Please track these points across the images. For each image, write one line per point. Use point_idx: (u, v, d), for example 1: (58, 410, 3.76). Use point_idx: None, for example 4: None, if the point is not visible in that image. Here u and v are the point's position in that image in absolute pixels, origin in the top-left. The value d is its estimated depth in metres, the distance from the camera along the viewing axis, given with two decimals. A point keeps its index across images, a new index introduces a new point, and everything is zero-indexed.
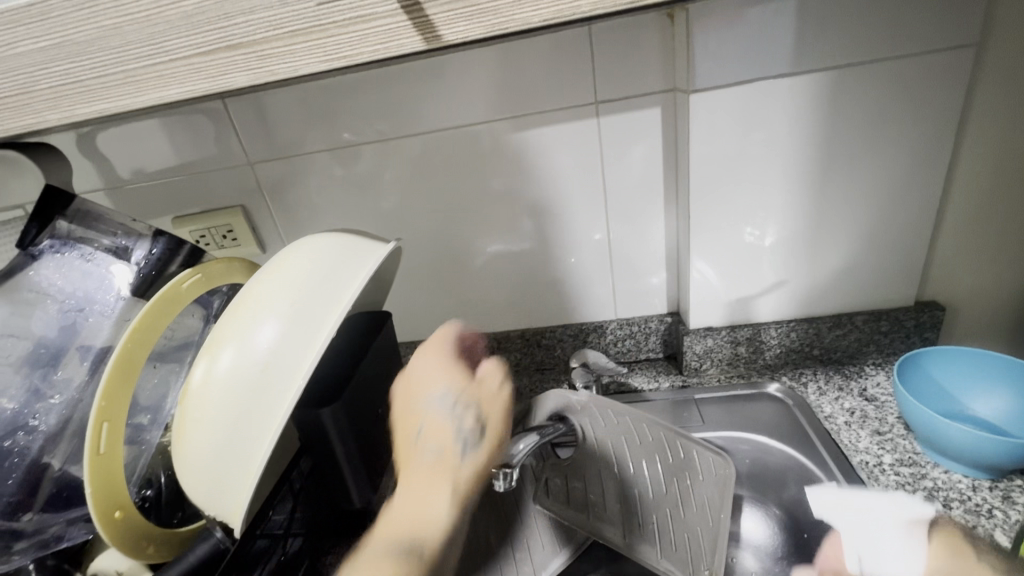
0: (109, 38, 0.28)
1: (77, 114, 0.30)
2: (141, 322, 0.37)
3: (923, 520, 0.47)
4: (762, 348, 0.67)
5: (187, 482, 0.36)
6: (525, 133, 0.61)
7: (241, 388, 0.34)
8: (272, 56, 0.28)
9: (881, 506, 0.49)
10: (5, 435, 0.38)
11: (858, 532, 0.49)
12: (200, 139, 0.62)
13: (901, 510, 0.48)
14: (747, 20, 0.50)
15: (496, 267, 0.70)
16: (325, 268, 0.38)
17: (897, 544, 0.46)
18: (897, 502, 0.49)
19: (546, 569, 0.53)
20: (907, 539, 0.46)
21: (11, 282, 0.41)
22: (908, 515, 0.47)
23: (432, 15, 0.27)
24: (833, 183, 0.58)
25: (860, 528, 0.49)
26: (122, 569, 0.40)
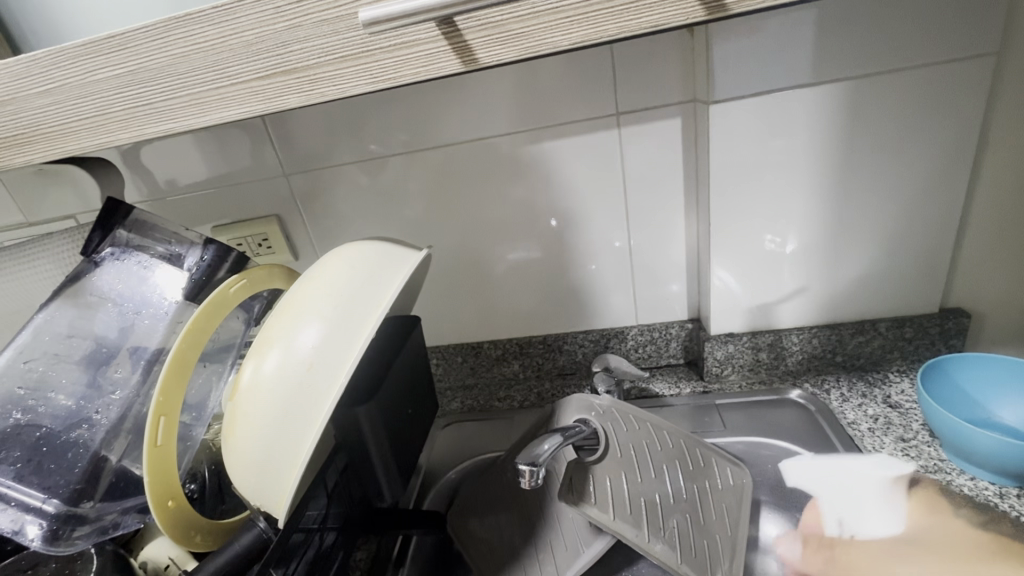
0: (178, 65, 0.31)
1: (145, 132, 0.33)
2: (196, 322, 0.40)
3: (900, 480, 0.52)
4: (784, 354, 0.68)
5: (236, 476, 0.38)
6: (548, 145, 0.63)
7: (288, 384, 0.37)
8: (322, 79, 0.31)
9: (866, 469, 0.54)
10: (69, 428, 0.40)
11: (843, 495, 0.53)
12: (239, 153, 0.66)
13: (882, 469, 0.53)
14: (768, 31, 0.51)
15: (518, 274, 0.72)
16: (363, 275, 0.40)
17: (877, 501, 0.52)
18: (879, 462, 0.54)
19: (571, 569, 0.51)
20: (885, 496, 0.52)
21: (79, 286, 0.45)
22: (891, 474, 0.53)
23: (469, 40, 0.29)
24: (852, 191, 0.58)
25: (841, 491, 0.54)
26: (172, 556, 0.43)
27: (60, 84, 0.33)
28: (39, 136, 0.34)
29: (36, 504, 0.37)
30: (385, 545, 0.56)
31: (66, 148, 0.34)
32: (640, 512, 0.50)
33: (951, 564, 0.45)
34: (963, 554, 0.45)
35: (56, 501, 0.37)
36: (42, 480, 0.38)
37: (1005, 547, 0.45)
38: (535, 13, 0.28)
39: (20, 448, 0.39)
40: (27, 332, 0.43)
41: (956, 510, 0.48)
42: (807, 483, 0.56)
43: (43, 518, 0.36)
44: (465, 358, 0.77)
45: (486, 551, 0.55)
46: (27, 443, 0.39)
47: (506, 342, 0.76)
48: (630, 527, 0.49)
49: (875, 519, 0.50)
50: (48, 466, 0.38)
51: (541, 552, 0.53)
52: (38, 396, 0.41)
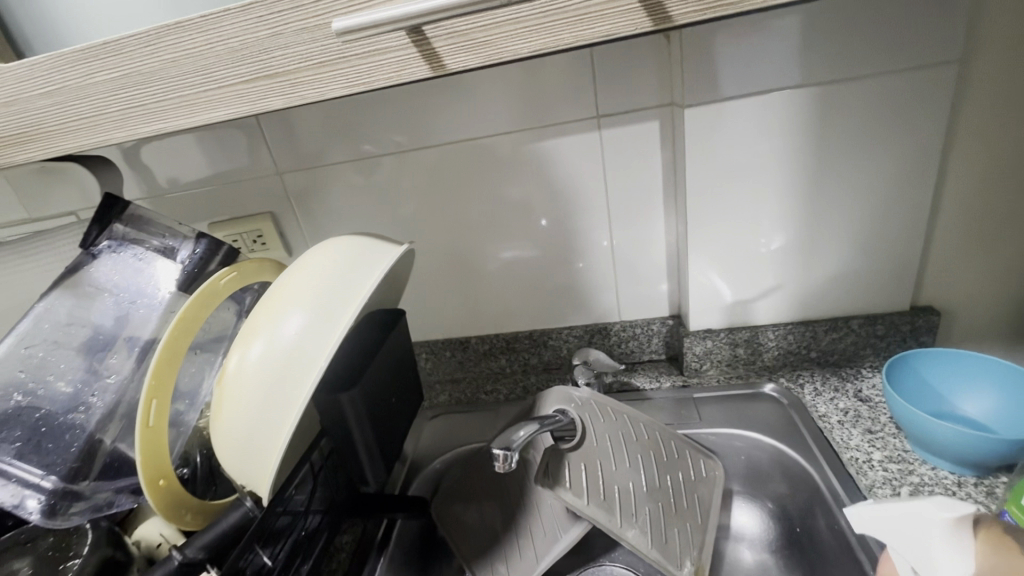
0: (169, 69, 0.33)
1: (138, 132, 0.35)
2: (187, 312, 0.42)
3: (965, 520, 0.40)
4: (761, 350, 0.70)
5: (223, 457, 0.40)
6: (533, 146, 0.65)
7: (272, 369, 0.39)
8: (302, 83, 0.32)
9: (923, 515, 0.42)
10: (67, 411, 0.42)
11: (905, 539, 0.42)
12: (236, 153, 0.68)
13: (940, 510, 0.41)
14: (737, 37, 0.53)
15: (505, 272, 0.74)
16: (343, 267, 0.42)
17: (940, 543, 0.40)
18: (940, 504, 0.42)
19: (547, 555, 0.53)
20: (951, 537, 0.40)
21: (77, 277, 0.46)
22: (950, 515, 0.41)
23: (437, 47, 0.30)
24: (824, 192, 0.61)
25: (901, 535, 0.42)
26: (163, 537, 0.46)
27: (58, 86, 0.34)
28: (40, 134, 0.36)
29: (36, 480, 0.39)
30: (370, 529, 0.59)
31: (66, 147, 0.36)
32: (613, 499, 0.52)
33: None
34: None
35: (55, 477, 0.39)
36: (41, 458, 0.40)
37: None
38: (497, 22, 0.30)
39: (20, 428, 0.41)
40: (27, 321, 0.45)
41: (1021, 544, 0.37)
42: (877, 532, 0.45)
43: (42, 493, 0.39)
44: (454, 352, 0.80)
45: (470, 536, 0.58)
46: (27, 423, 0.41)
47: (494, 337, 0.78)
48: (603, 512, 0.51)
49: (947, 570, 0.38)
50: (46, 445, 0.40)
51: (521, 537, 0.56)
52: (38, 380, 0.43)
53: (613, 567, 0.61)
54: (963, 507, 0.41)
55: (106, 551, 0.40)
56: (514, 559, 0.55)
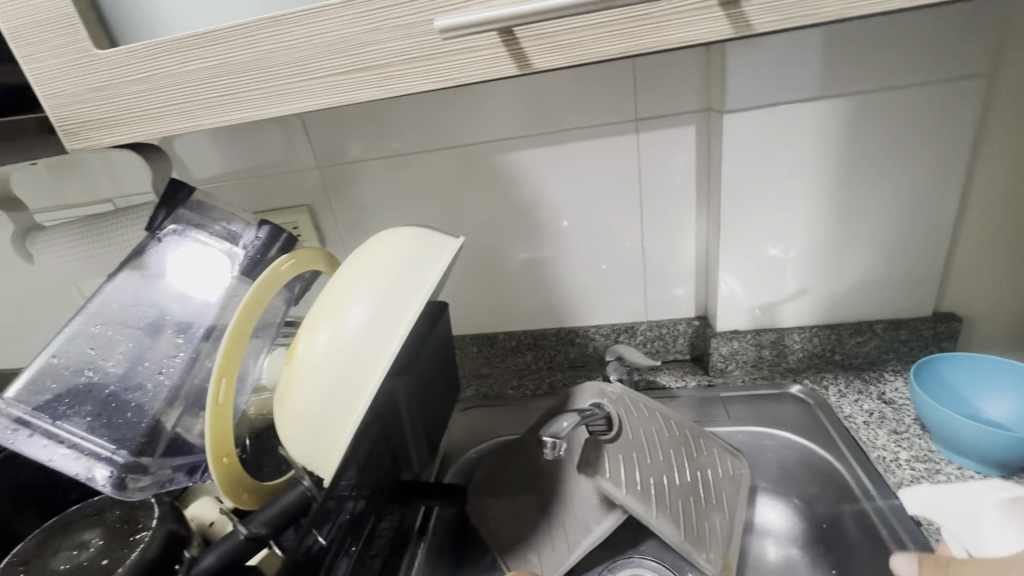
0: (265, 61, 0.35)
1: (226, 120, 0.37)
2: (254, 294, 0.43)
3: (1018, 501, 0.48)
4: (786, 352, 0.71)
5: (287, 441, 0.42)
6: (572, 146, 0.67)
7: (339, 357, 0.40)
8: (393, 77, 0.34)
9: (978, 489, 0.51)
10: (133, 387, 0.43)
11: (964, 519, 0.49)
12: (280, 146, 0.70)
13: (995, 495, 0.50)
14: (777, 47, 0.56)
15: (536, 269, 0.76)
16: (405, 261, 0.43)
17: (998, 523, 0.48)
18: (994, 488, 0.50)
19: (581, 544, 0.55)
20: (1005, 516, 0.47)
21: (145, 260, 0.48)
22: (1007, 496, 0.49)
23: (525, 47, 0.32)
24: (854, 200, 0.63)
25: (961, 513, 0.49)
26: (214, 518, 0.48)
27: (154, 72, 0.36)
28: (131, 119, 0.38)
29: (107, 454, 0.40)
30: (408, 517, 0.61)
31: (155, 131, 0.38)
32: (650, 491, 0.54)
33: None
34: None
35: (125, 451, 0.41)
36: (112, 432, 0.41)
37: None
38: (586, 26, 0.31)
39: (91, 402, 0.42)
40: (97, 300, 0.46)
41: None
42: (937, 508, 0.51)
43: (113, 466, 0.40)
44: (481, 347, 0.81)
45: (503, 528, 0.60)
46: (99, 398, 0.42)
47: (521, 333, 0.80)
48: (639, 502, 0.52)
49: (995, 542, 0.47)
50: (116, 420, 0.42)
51: (554, 529, 0.57)
52: (107, 357, 0.44)
53: (641, 559, 0.62)
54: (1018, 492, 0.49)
55: (172, 526, 0.41)
56: (547, 549, 0.57)
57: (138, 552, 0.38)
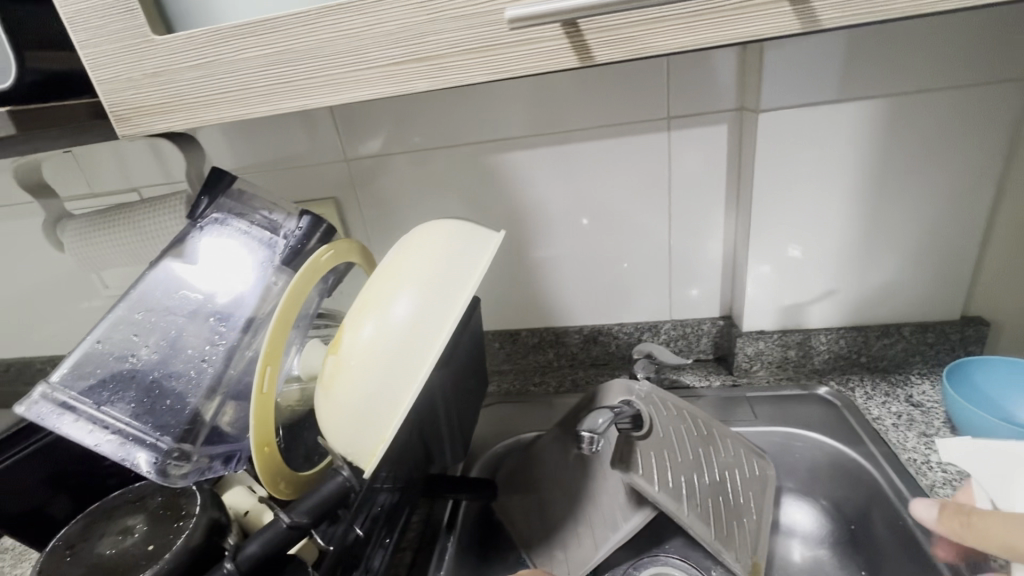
0: (323, 49, 0.35)
1: (280, 108, 0.37)
2: (296, 285, 0.43)
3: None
4: (811, 353, 0.71)
5: (331, 432, 0.42)
6: (603, 143, 0.67)
7: (384, 351, 0.40)
8: (452, 68, 0.34)
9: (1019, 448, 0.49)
10: (177, 373, 0.43)
11: (995, 475, 0.49)
12: (311, 138, 0.70)
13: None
14: (816, 46, 0.55)
15: (561, 266, 0.76)
16: (450, 256, 0.43)
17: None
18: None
19: (607, 542, 0.54)
20: None
21: (186, 248, 0.47)
22: None
23: (589, 39, 0.32)
24: (885, 202, 0.63)
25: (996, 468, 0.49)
26: (249, 507, 0.47)
27: (210, 59, 0.36)
28: (184, 106, 0.38)
29: (150, 440, 0.40)
30: (437, 512, 0.62)
31: (207, 118, 0.38)
32: (680, 488, 0.53)
33: None
34: None
35: (169, 438, 0.41)
36: (155, 419, 0.41)
37: None
38: (651, 18, 0.31)
39: (134, 388, 0.42)
40: (142, 286, 0.46)
41: None
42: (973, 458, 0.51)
43: (156, 452, 0.40)
44: (504, 343, 0.81)
45: (530, 523, 0.60)
46: (142, 384, 0.42)
47: (544, 330, 0.80)
48: (670, 499, 0.52)
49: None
50: (159, 407, 0.42)
51: (580, 526, 0.57)
52: (150, 344, 0.44)
53: (666, 558, 0.62)
54: None
55: (214, 514, 0.40)
56: (573, 546, 0.56)
57: (183, 540, 0.38)
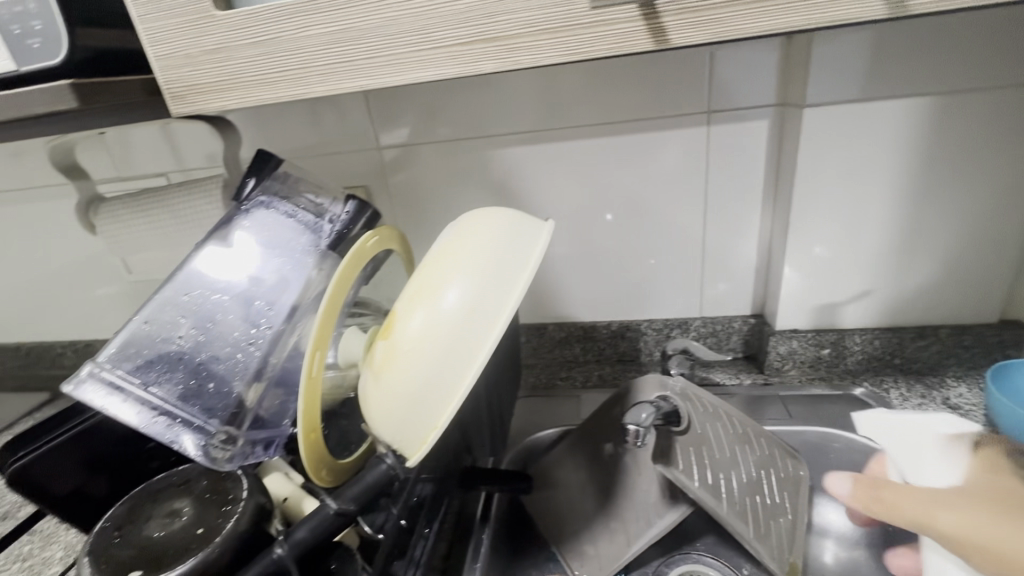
0: (389, 28, 0.34)
1: (340, 87, 0.36)
2: (344, 270, 0.43)
3: (958, 438, 0.61)
4: (845, 353, 0.71)
5: (376, 420, 0.41)
6: (640, 136, 0.66)
7: (436, 342, 0.39)
8: (521, 48, 0.33)
9: (925, 428, 0.63)
10: (225, 356, 0.43)
11: (908, 451, 0.62)
12: (344, 126, 0.70)
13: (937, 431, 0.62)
14: (866, 41, 0.55)
15: (592, 261, 0.75)
16: (503, 247, 0.42)
17: (933, 452, 0.61)
18: (940, 424, 0.63)
19: (642, 538, 0.53)
20: (943, 448, 0.60)
21: (231, 229, 0.47)
22: (947, 433, 0.62)
23: (665, 21, 0.31)
24: (929, 201, 0.62)
25: (905, 440, 0.63)
26: (288, 494, 0.46)
27: (270, 37, 0.35)
28: (241, 84, 0.37)
29: (199, 422, 0.40)
30: (471, 503, 0.64)
31: (264, 97, 0.37)
32: (719, 486, 0.53)
33: (984, 513, 0.53)
34: (992, 508, 0.53)
35: (218, 420, 0.41)
36: (203, 401, 0.41)
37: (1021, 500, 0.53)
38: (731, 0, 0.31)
39: (182, 370, 0.42)
40: (189, 266, 0.45)
41: (1010, 468, 0.56)
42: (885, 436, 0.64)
43: (205, 435, 0.40)
44: (530, 338, 0.81)
45: (562, 518, 0.59)
46: (190, 366, 0.42)
47: (571, 325, 0.79)
48: (710, 496, 0.51)
49: (936, 475, 0.58)
50: (207, 389, 0.41)
51: (613, 522, 0.56)
52: (197, 326, 0.43)
53: (698, 556, 0.62)
54: (958, 429, 0.61)
55: (260, 499, 0.40)
56: (605, 542, 0.55)
57: (232, 524, 0.37)
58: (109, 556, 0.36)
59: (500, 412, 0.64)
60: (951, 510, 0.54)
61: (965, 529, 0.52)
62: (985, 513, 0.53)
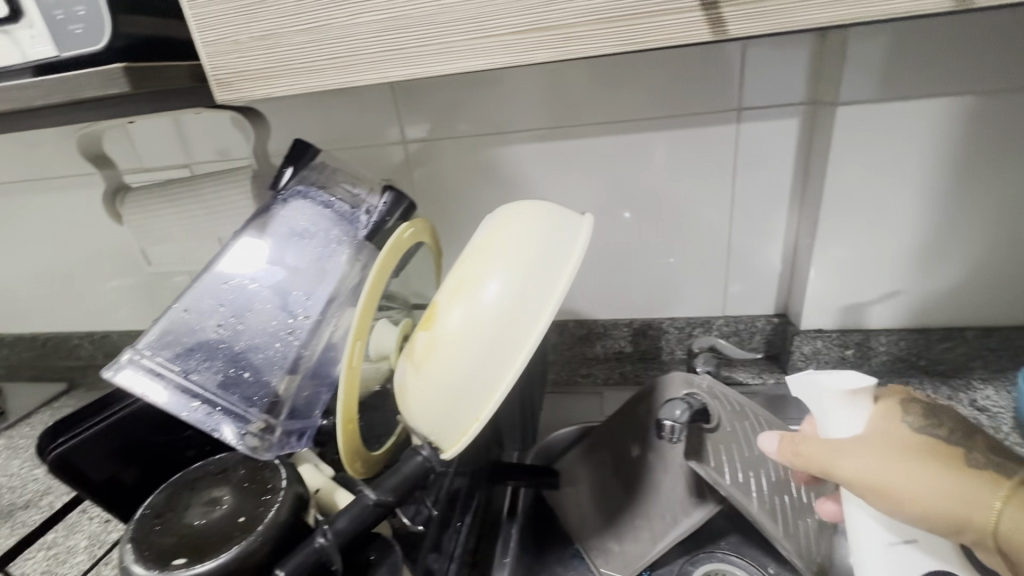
0: (442, 15, 0.34)
1: (389, 75, 0.36)
2: (383, 261, 0.43)
3: (862, 391, 0.42)
4: (870, 354, 0.70)
5: (414, 413, 0.41)
6: (668, 132, 0.66)
7: (477, 337, 0.39)
8: (576, 38, 0.33)
9: None
10: (263, 345, 0.43)
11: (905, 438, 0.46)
12: (371, 119, 0.70)
13: (839, 383, 0.43)
14: (902, 37, 0.54)
15: (615, 257, 0.75)
16: (545, 243, 0.42)
17: None
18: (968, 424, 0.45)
19: (667, 537, 0.53)
20: None
21: (269, 218, 0.47)
22: None
23: (725, 12, 0.31)
24: (961, 201, 0.61)
25: None
26: (320, 485, 0.43)
27: (321, 23, 0.35)
28: (288, 71, 0.37)
29: (239, 411, 0.40)
30: (498, 499, 0.64)
31: (311, 85, 0.37)
32: (749, 484, 0.53)
33: (890, 459, 0.38)
34: (895, 456, 0.38)
35: (256, 410, 0.41)
36: (242, 391, 0.41)
37: (932, 451, 0.38)
38: None
39: (221, 359, 0.42)
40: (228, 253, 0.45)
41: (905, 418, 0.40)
42: (804, 397, 0.44)
43: (244, 424, 0.40)
44: (551, 335, 0.80)
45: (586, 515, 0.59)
46: (229, 355, 0.42)
47: (593, 323, 0.79)
48: (740, 494, 0.51)
49: (838, 425, 0.41)
50: (246, 377, 0.42)
51: (638, 519, 0.56)
52: (235, 314, 0.43)
53: (723, 555, 0.61)
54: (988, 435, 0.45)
55: (299, 489, 0.39)
56: (629, 539, 0.55)
57: (273, 514, 0.36)
58: (150, 544, 0.35)
59: (532, 408, 0.65)
60: (850, 456, 0.39)
61: (859, 468, 0.39)
62: (931, 470, 0.37)
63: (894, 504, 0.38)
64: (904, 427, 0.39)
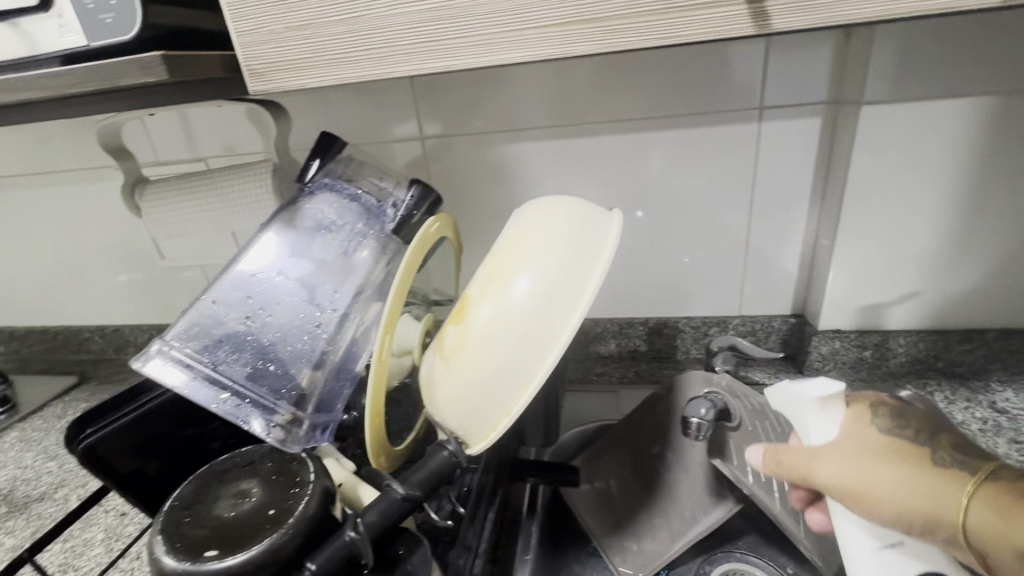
0: (481, 6, 0.33)
1: (425, 67, 0.36)
2: (411, 254, 0.43)
3: (831, 397, 0.41)
4: (888, 355, 0.70)
5: (443, 408, 0.41)
6: (688, 130, 0.66)
7: (508, 333, 0.39)
8: (618, 31, 0.33)
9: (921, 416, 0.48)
10: (292, 338, 0.43)
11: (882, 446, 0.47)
12: (390, 114, 0.70)
13: (809, 391, 0.42)
14: (928, 38, 0.54)
15: (632, 256, 0.75)
16: (576, 240, 0.41)
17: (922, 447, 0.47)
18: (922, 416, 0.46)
19: (684, 537, 0.53)
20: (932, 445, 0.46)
21: (296, 211, 0.47)
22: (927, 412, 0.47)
23: (770, 5, 0.31)
24: (983, 202, 0.61)
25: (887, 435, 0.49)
26: (343, 479, 0.43)
27: (357, 13, 0.35)
28: (323, 62, 0.37)
29: (267, 404, 0.40)
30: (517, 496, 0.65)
31: (345, 76, 0.37)
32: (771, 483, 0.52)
33: (866, 463, 0.38)
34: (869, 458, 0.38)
35: (285, 403, 0.41)
36: (270, 383, 0.41)
37: (900, 452, 0.37)
38: None
39: (249, 351, 0.42)
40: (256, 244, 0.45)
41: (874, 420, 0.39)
42: (784, 406, 0.44)
43: (272, 417, 0.40)
44: None
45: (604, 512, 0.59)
46: (257, 347, 0.42)
47: (608, 321, 0.79)
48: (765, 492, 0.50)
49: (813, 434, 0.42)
50: (274, 370, 0.41)
51: (656, 517, 0.55)
52: (262, 306, 0.43)
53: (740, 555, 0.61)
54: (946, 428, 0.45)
55: (326, 482, 0.38)
56: (647, 539, 0.55)
57: (302, 507, 0.36)
58: (181, 535, 0.35)
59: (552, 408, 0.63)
60: (827, 460, 0.39)
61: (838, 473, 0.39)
62: (902, 474, 0.36)
63: (869, 507, 0.37)
64: (871, 428, 0.39)
